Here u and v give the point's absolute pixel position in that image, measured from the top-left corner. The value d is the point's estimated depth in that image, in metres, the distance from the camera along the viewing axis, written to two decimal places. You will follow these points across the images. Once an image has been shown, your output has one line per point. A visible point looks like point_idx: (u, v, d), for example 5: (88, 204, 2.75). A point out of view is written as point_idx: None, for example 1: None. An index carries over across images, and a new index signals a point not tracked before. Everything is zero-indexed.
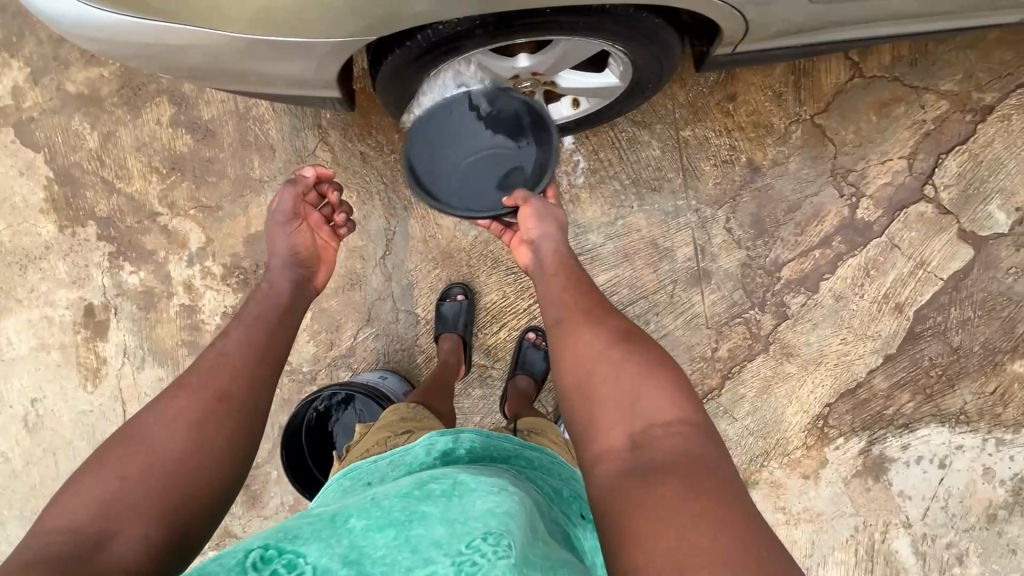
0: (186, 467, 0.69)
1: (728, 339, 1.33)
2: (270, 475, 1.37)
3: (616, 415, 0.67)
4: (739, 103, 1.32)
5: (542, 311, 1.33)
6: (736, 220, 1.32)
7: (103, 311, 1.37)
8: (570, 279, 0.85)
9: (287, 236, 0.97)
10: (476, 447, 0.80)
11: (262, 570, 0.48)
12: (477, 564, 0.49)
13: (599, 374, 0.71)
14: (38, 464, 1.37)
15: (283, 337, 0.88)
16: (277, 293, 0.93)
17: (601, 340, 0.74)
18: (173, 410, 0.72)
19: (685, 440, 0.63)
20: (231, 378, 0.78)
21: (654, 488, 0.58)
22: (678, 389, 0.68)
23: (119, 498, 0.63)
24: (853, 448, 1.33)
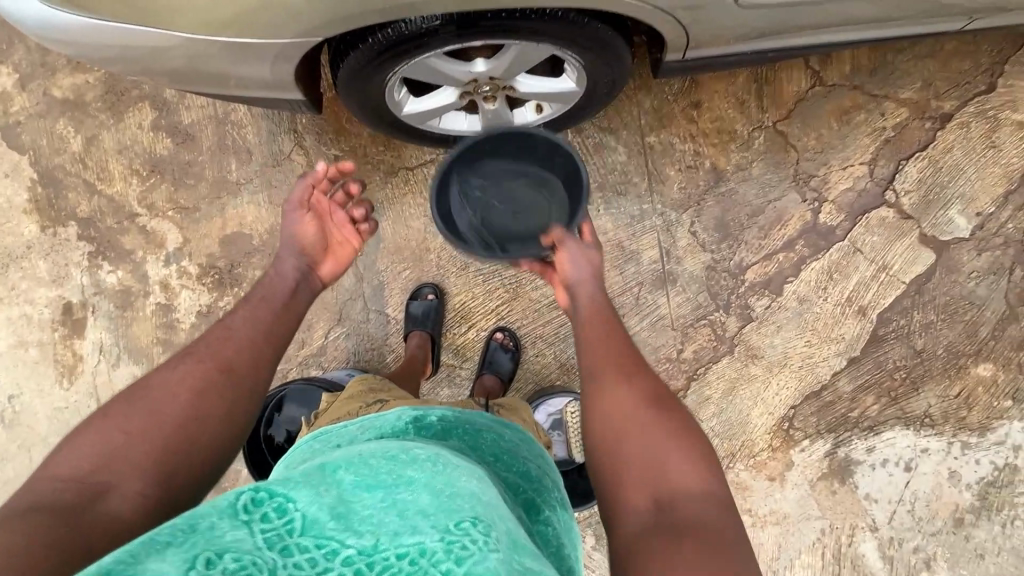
0: (186, 431, 0.69)
1: (693, 340, 1.35)
2: (240, 472, 1.38)
3: (643, 470, 0.68)
4: (703, 109, 1.36)
5: (509, 312, 1.36)
6: (701, 223, 1.35)
7: (81, 309, 1.40)
8: (606, 330, 0.85)
9: (291, 224, 0.97)
10: (448, 418, 0.80)
11: (253, 513, 0.48)
12: (467, 548, 0.46)
13: (628, 431, 0.72)
14: (13, 459, 1.39)
15: (289, 318, 0.89)
16: (281, 277, 0.92)
17: (634, 399, 0.75)
18: (178, 376, 0.73)
19: (708, 511, 0.64)
20: (235, 352, 0.79)
21: (671, 549, 0.59)
22: (704, 462, 0.69)
23: (120, 453, 0.64)
24: (819, 450, 1.34)
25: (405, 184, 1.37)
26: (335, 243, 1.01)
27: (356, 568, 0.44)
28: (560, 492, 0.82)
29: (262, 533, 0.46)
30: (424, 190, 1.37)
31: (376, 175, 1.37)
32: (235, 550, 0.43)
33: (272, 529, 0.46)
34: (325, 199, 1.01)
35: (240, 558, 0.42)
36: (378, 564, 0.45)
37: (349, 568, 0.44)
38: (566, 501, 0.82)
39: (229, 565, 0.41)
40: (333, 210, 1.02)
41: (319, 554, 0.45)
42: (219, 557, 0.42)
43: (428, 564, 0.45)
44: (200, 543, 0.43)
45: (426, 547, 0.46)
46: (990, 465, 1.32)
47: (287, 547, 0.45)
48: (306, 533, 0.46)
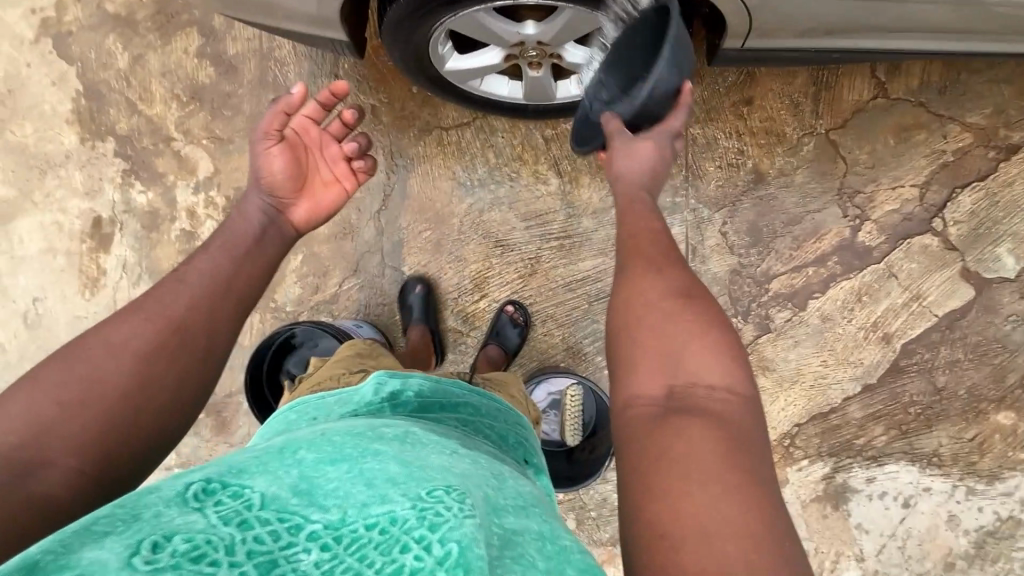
0: (128, 400, 0.68)
1: None
2: (241, 404, 1.41)
3: (661, 363, 0.67)
4: (754, 107, 1.30)
5: (524, 286, 1.34)
6: (732, 225, 1.31)
7: (109, 225, 1.43)
8: (642, 218, 0.83)
9: (257, 154, 0.92)
10: (424, 391, 0.81)
11: (206, 500, 0.50)
12: (440, 514, 0.49)
13: (647, 319, 0.70)
14: (31, 359, 1.45)
15: (250, 270, 0.85)
16: (245, 219, 0.90)
17: (663, 286, 0.73)
18: (122, 337, 0.71)
19: (725, 403, 0.64)
20: (188, 309, 0.77)
21: (684, 444, 0.60)
22: (729, 354, 0.68)
23: (53, 426, 0.63)
24: (817, 472, 1.31)
25: (437, 144, 1.35)
26: (320, 181, 0.97)
27: (322, 541, 0.47)
28: (540, 459, 0.87)
29: (218, 512, 0.48)
30: (456, 153, 1.35)
31: (411, 131, 1.35)
32: (185, 532, 0.45)
33: (227, 508, 0.48)
34: (313, 130, 0.98)
35: (189, 539, 0.44)
36: (346, 535, 0.48)
37: (314, 541, 0.47)
38: (543, 467, 0.87)
39: (180, 545, 0.44)
40: (321, 141, 0.98)
41: (282, 526, 0.47)
42: (166, 541, 0.44)
43: (399, 531, 0.48)
44: (145, 530, 0.45)
45: (396, 515, 0.49)
46: (994, 515, 1.27)
47: (246, 519, 0.47)
48: (266, 506, 0.49)
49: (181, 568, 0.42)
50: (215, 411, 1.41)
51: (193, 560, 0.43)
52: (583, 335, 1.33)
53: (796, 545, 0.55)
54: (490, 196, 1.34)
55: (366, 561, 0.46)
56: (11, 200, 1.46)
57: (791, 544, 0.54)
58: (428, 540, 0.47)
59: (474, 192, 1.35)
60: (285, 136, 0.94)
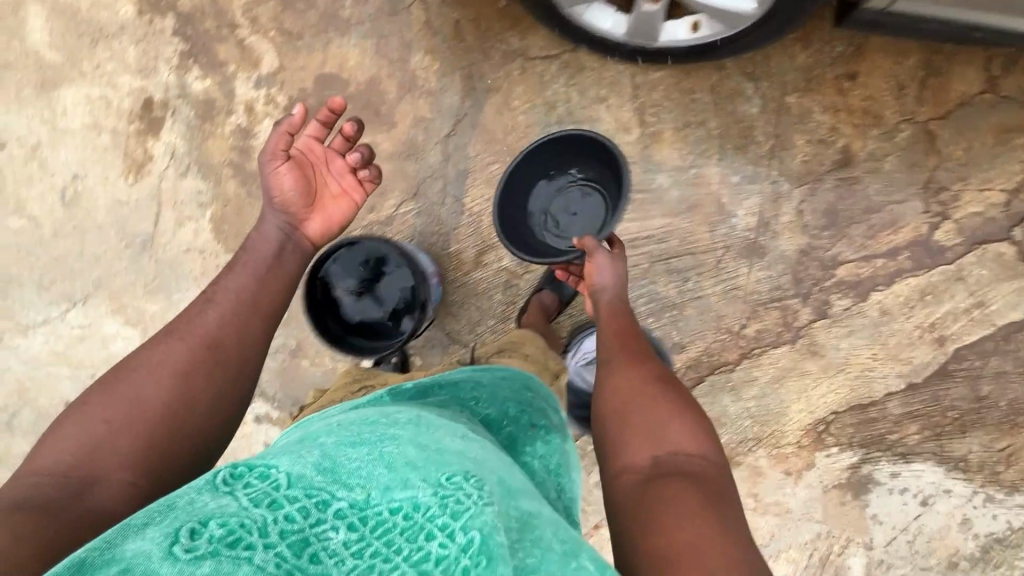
0: (169, 414, 0.77)
1: (760, 319, 1.30)
2: None
3: (647, 430, 0.81)
4: (857, 83, 1.24)
5: None
6: (810, 204, 1.27)
7: (160, 108, 1.35)
8: (617, 324, 1.01)
9: (268, 174, 0.99)
10: (424, 381, 0.89)
11: (235, 484, 0.52)
12: (461, 503, 0.54)
13: (633, 401, 0.86)
14: (67, 237, 1.41)
15: (274, 285, 0.96)
16: (264, 239, 0.99)
17: (643, 374, 0.90)
18: (160, 359, 0.81)
19: (704, 466, 0.77)
20: (218, 326, 0.87)
21: (672, 494, 0.71)
22: (703, 427, 0.82)
23: (104, 444, 0.72)
24: (845, 460, 1.33)
25: (520, 73, 1.28)
26: (329, 197, 1.04)
27: (349, 520, 0.51)
28: (551, 417, 0.93)
29: (247, 495, 0.50)
30: (538, 86, 1.28)
31: (494, 55, 1.28)
32: (219, 517, 0.47)
33: (256, 490, 0.51)
34: (318, 147, 1.05)
35: (224, 526, 0.46)
36: (372, 517, 0.51)
37: (341, 520, 0.50)
38: (556, 426, 0.92)
39: (216, 531, 0.46)
40: (326, 156, 1.05)
41: (310, 502, 0.50)
42: (204, 528, 0.46)
43: (423, 518, 0.52)
44: (182, 518, 0.48)
45: (419, 501, 0.53)
46: (1005, 524, 1.31)
47: (275, 500, 0.50)
48: (293, 485, 0.51)
49: (219, 554, 0.45)
50: None
51: (229, 545, 0.45)
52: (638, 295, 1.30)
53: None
54: None
55: (393, 547, 0.50)
56: (57, 66, 1.37)
57: None
58: (451, 528, 0.51)
59: (551, 130, 1.29)
60: (293, 156, 1.01)
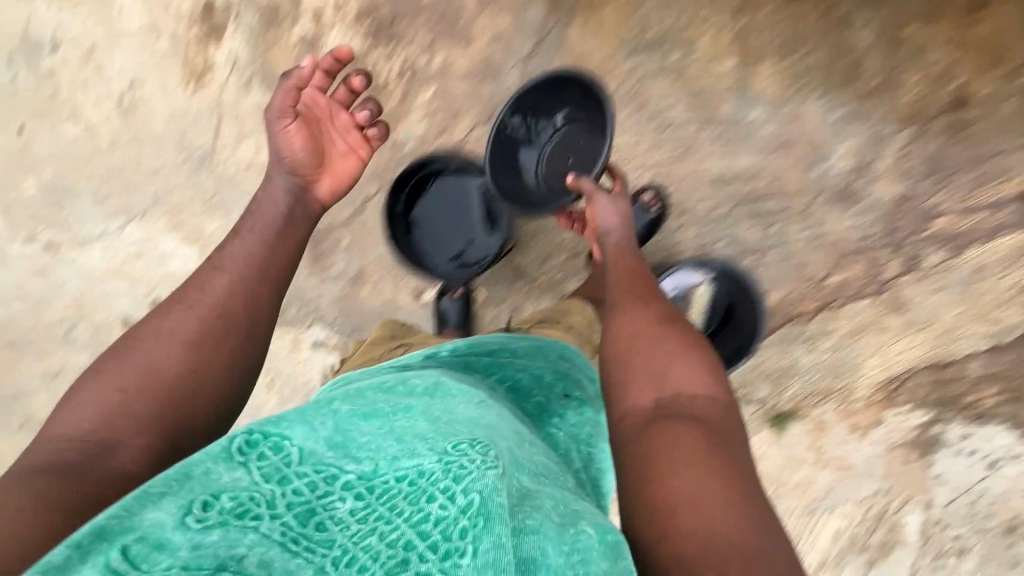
0: (183, 380, 0.75)
1: (844, 269, 1.24)
2: (341, 240, 1.36)
3: (648, 375, 0.76)
4: (986, 14, 1.12)
5: (671, 170, 1.24)
6: (913, 148, 1.18)
7: (222, 12, 1.28)
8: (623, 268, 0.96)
9: (278, 134, 0.95)
10: (461, 349, 0.90)
11: (250, 454, 0.59)
12: (463, 466, 0.55)
13: (637, 344, 0.81)
14: (123, 148, 1.37)
15: (287, 247, 0.92)
16: (273, 201, 0.94)
17: (649, 317, 0.84)
18: (170, 327, 0.78)
19: (711, 410, 0.72)
20: (226, 295, 0.83)
21: (671, 440, 0.67)
22: (711, 369, 0.76)
23: (119, 410, 0.71)
24: (915, 419, 1.29)
25: None
26: (336, 155, 1.00)
27: (357, 490, 0.57)
28: (587, 388, 0.91)
29: (259, 468, 0.57)
30: (628, 5, 1.19)
31: None
32: (229, 492, 0.55)
33: (267, 464, 0.58)
34: (325, 103, 1.00)
35: (234, 499, 0.54)
36: (377, 486, 0.57)
37: (348, 491, 0.56)
38: (591, 397, 0.90)
39: (225, 504, 0.54)
40: (331, 111, 1.01)
41: (318, 477, 0.57)
42: (214, 501, 0.54)
43: (426, 483, 0.55)
44: (195, 491, 0.55)
45: (423, 468, 0.57)
46: None
47: (285, 475, 0.57)
48: (304, 461, 0.58)
49: (227, 525, 0.52)
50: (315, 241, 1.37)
51: (237, 517, 0.53)
52: (720, 236, 1.25)
53: (781, 537, 0.59)
54: (656, 62, 1.20)
55: (394, 510, 0.54)
56: None
57: (778, 538, 0.59)
58: (452, 491, 0.53)
59: (640, 55, 1.20)
60: (301, 114, 0.97)
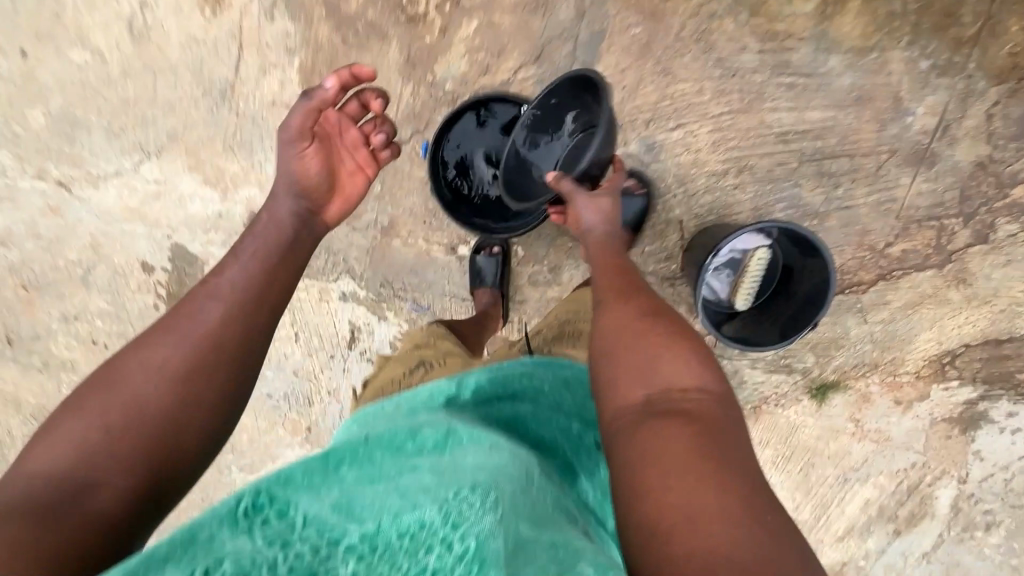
0: (171, 418, 0.66)
1: (909, 238, 1.17)
2: (371, 188, 1.29)
3: (632, 372, 0.69)
4: None
5: (733, 124, 1.14)
6: (1005, 108, 1.08)
7: None
8: (613, 267, 0.90)
9: (290, 158, 0.85)
10: (482, 386, 0.80)
11: (254, 518, 0.47)
12: (463, 515, 0.45)
13: (621, 339, 0.74)
14: (136, 78, 1.27)
15: (291, 270, 0.82)
16: (276, 223, 0.83)
17: (632, 310, 0.78)
18: (158, 358, 0.68)
19: (708, 406, 0.64)
20: (223, 326, 0.72)
21: (662, 442, 0.60)
22: (700, 359, 0.69)
23: (97, 449, 0.61)
24: (961, 395, 1.26)
25: None
26: (345, 174, 0.91)
27: (359, 552, 0.44)
28: None
29: (263, 536, 0.46)
30: None
31: None
32: (231, 557, 0.43)
33: (272, 530, 0.46)
34: (337, 121, 0.91)
35: (235, 564, 0.42)
36: (380, 546, 0.44)
37: (352, 554, 0.44)
38: None
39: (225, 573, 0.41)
40: (341, 126, 0.91)
41: (321, 540, 0.45)
42: (213, 568, 0.42)
43: (426, 536, 0.43)
44: (196, 559, 0.43)
45: (425, 520, 0.44)
46: None
47: (288, 540, 0.45)
48: (308, 524, 0.46)
49: None
50: None
51: None
52: (779, 198, 1.17)
53: (797, 545, 0.52)
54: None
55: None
56: None
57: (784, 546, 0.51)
58: (450, 538, 0.43)
59: None
60: (315, 134, 0.88)
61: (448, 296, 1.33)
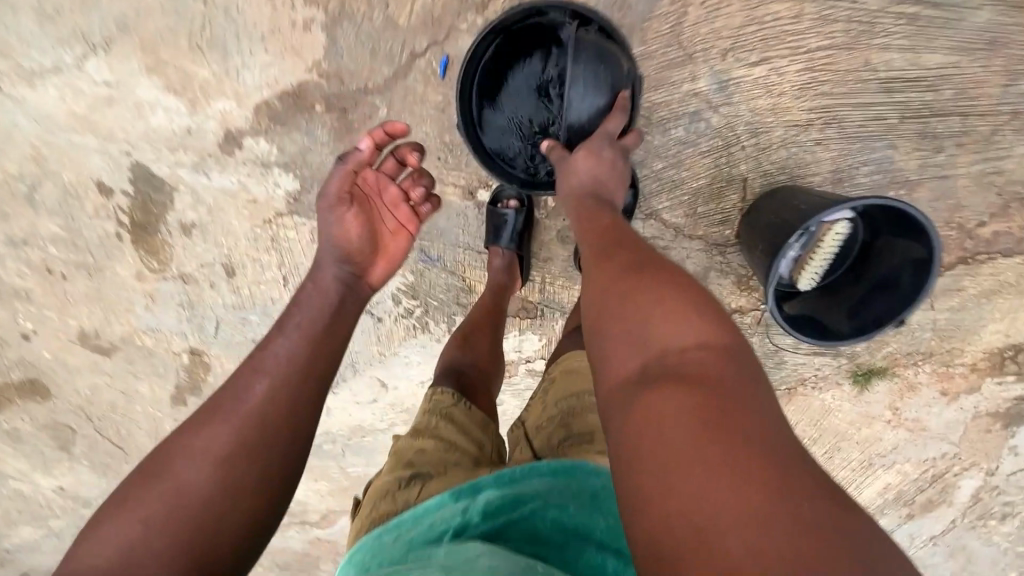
0: (213, 511, 0.55)
1: (1006, 218, 1.00)
2: (377, 111, 1.08)
3: (624, 340, 0.57)
4: None
5: (829, 62, 0.94)
6: None
7: None
8: (598, 224, 0.74)
9: (330, 225, 0.75)
10: (495, 506, 0.60)
11: None
12: None
13: (606, 301, 0.61)
14: None
15: (341, 336, 0.71)
16: (319, 292, 0.72)
17: (620, 266, 0.64)
18: (203, 442, 0.58)
19: (709, 366, 0.50)
20: (268, 403, 0.61)
21: (660, 421, 0.48)
22: (704, 310, 0.55)
23: (137, 553, 0.51)
24: (1014, 390, 1.16)
25: None
26: (386, 235, 0.79)
27: None
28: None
29: None
30: None
31: None
32: None
33: None
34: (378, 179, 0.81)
35: None
36: None
37: None
38: None
39: None
40: (379, 185, 0.80)
41: None
42: None
43: None
44: None
45: None
46: None
47: None
48: None
49: None
50: (342, 108, 1.08)
51: None
52: (866, 160, 0.98)
53: (845, 537, 0.39)
54: None
55: None
56: None
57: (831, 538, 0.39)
58: None
59: None
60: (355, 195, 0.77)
61: (461, 248, 1.17)
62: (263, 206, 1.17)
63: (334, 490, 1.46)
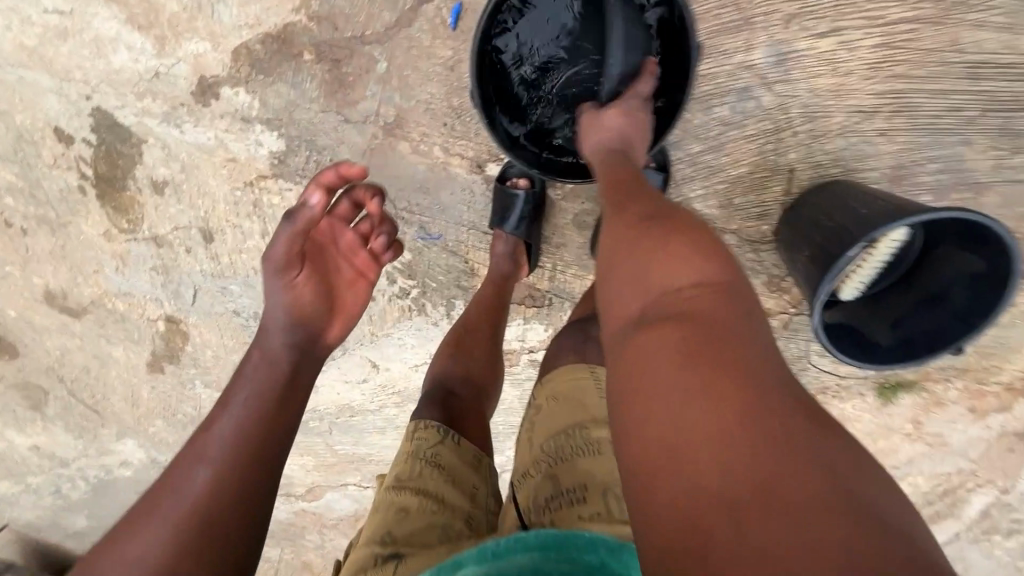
0: None
1: None
2: (378, 64, 0.94)
3: (624, 283, 0.49)
4: None
5: (908, 40, 0.81)
6: None
7: None
8: (617, 176, 0.66)
9: (277, 293, 0.67)
10: None
11: None
12: None
13: (610, 244, 0.54)
14: None
15: (293, 410, 0.63)
16: (267, 361, 0.64)
17: (632, 210, 0.56)
18: (133, 553, 0.50)
19: (707, 307, 0.43)
20: (208, 496, 0.54)
21: (651, 364, 0.42)
22: (711, 250, 0.47)
23: None
24: None
25: None
26: (343, 289, 0.73)
27: None
28: None
29: None
30: None
31: None
32: None
33: None
34: (329, 231, 0.73)
35: None
36: None
37: None
38: None
39: None
40: (333, 234, 0.73)
41: None
42: None
43: None
44: None
45: None
46: None
47: None
48: None
49: None
50: (339, 59, 0.95)
51: None
52: (936, 156, 0.85)
53: (858, 501, 0.33)
54: None
55: None
56: None
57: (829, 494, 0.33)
58: None
59: None
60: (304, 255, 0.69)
61: (465, 227, 1.05)
62: (245, 166, 1.03)
63: (320, 466, 1.39)
